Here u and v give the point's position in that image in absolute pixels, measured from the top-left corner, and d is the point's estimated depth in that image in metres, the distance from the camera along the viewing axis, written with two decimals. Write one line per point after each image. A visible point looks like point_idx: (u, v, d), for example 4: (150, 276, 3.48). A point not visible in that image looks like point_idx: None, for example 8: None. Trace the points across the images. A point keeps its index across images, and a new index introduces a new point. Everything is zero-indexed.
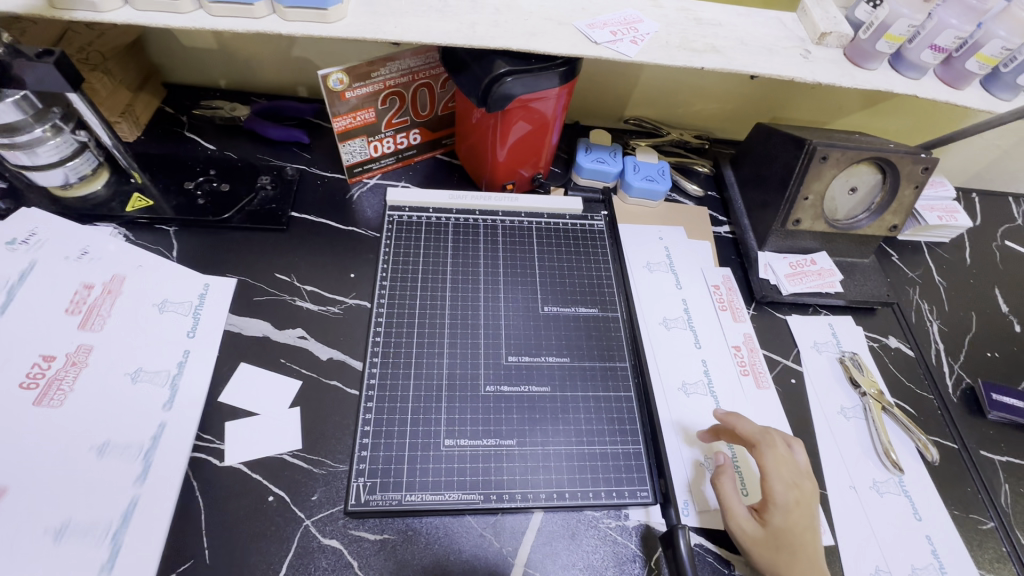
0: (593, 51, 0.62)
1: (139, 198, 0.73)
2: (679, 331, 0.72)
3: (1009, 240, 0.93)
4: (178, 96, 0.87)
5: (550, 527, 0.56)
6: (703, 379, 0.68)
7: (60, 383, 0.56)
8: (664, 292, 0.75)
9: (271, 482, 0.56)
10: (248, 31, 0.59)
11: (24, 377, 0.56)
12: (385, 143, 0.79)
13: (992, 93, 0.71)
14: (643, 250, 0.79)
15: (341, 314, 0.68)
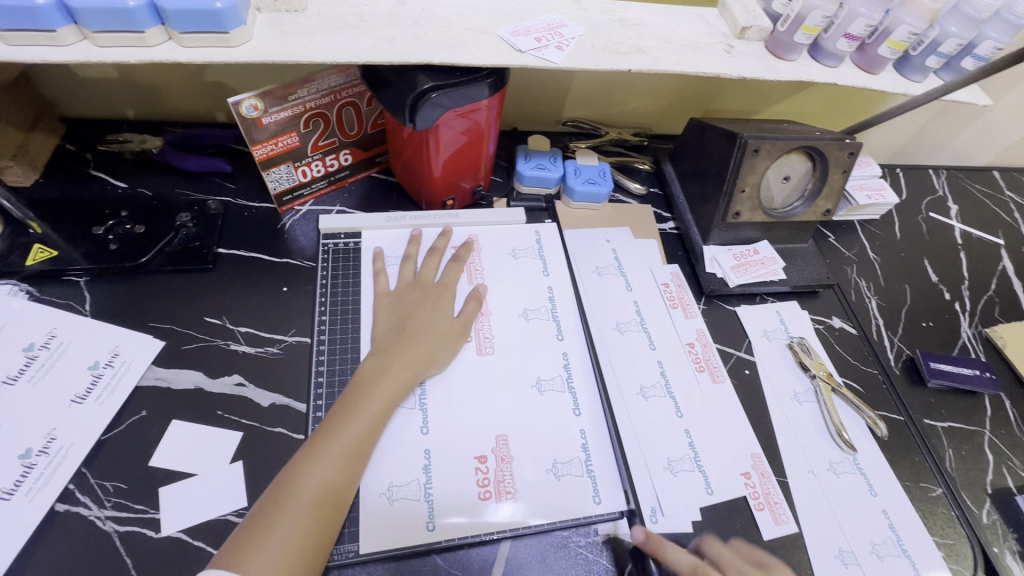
0: (518, 60, 0.61)
1: (41, 249, 0.66)
2: (634, 333, 0.71)
3: (933, 211, 0.98)
4: (81, 131, 0.80)
5: (519, 557, 0.55)
6: (660, 381, 0.68)
7: (484, 332, 0.68)
8: (615, 292, 0.75)
9: (216, 548, 0.52)
10: (142, 61, 0.54)
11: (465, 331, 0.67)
12: (314, 167, 0.75)
13: (904, 75, 0.74)
14: (591, 254, 0.79)
15: (282, 354, 0.64)
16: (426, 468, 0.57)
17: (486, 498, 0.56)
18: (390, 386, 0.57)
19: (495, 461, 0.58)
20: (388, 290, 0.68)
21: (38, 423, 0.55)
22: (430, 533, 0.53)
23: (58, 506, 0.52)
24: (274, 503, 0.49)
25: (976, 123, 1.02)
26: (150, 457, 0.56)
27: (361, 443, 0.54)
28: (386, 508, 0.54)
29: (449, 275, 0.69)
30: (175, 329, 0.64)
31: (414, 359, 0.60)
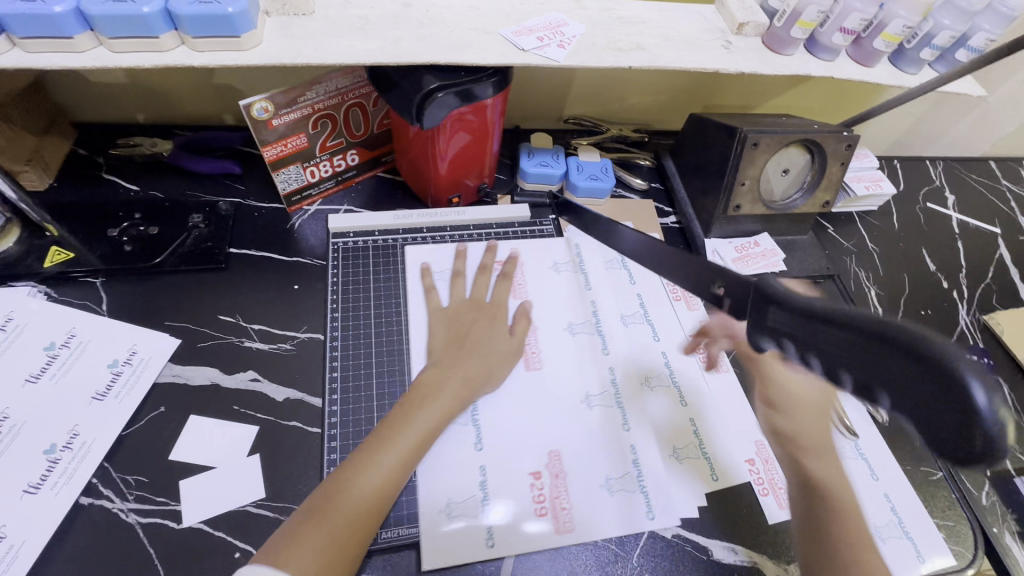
0: (522, 59, 0.62)
1: (58, 251, 0.68)
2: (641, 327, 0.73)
3: (930, 202, 0.99)
4: (92, 136, 0.82)
5: (532, 543, 0.56)
6: (663, 370, 0.69)
7: (532, 350, 0.68)
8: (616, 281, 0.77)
9: (237, 537, 0.53)
10: (156, 66, 0.56)
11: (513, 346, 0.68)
12: (322, 167, 0.76)
13: (900, 68, 0.75)
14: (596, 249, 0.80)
15: (295, 350, 0.66)
16: (482, 483, 0.58)
17: (543, 514, 0.57)
18: (446, 403, 0.59)
19: (549, 477, 0.59)
20: (443, 308, 0.69)
21: (61, 419, 0.56)
22: (490, 550, 0.55)
23: (83, 499, 0.54)
24: (321, 505, 0.50)
25: (972, 113, 1.04)
26: (170, 451, 0.57)
27: (410, 456, 0.55)
28: (444, 525, 0.55)
29: (501, 293, 0.71)
30: (190, 327, 0.66)
31: (471, 376, 0.62)
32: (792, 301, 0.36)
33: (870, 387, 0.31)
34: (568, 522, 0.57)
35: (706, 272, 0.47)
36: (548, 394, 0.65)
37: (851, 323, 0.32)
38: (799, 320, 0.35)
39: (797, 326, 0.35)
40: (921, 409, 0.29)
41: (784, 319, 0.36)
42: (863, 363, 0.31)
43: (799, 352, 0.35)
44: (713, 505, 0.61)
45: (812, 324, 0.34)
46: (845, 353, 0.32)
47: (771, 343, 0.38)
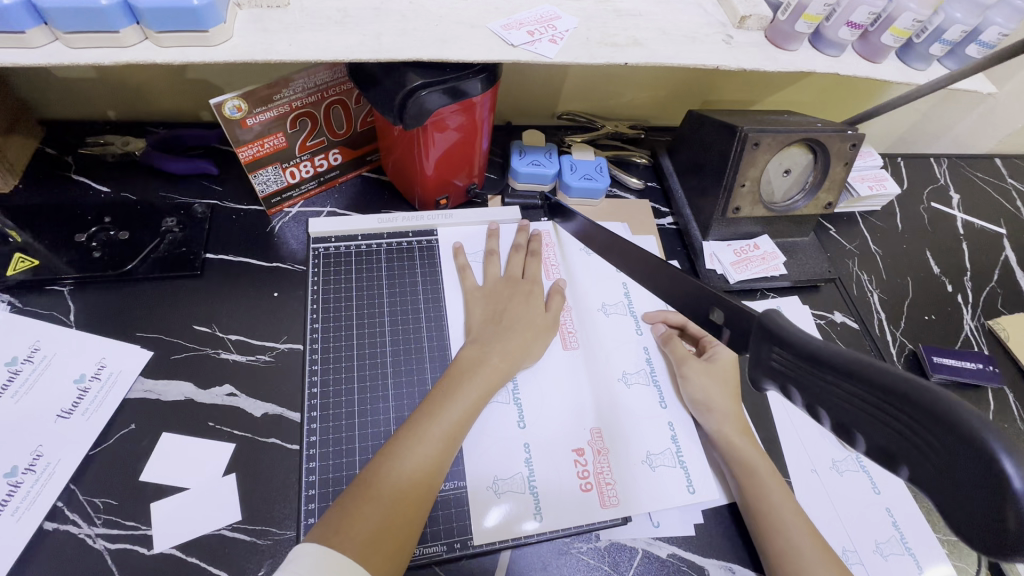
0: (511, 55, 0.59)
1: (21, 258, 0.64)
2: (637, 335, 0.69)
3: (934, 201, 0.96)
4: (61, 134, 0.78)
5: (521, 565, 0.54)
6: (644, 369, 0.66)
7: (569, 328, 0.68)
8: (605, 280, 0.74)
9: (210, 563, 0.51)
10: (117, 63, 0.52)
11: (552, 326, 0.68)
12: (302, 168, 0.73)
13: (908, 64, 0.72)
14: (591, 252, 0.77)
15: (273, 361, 0.63)
16: (527, 461, 0.58)
17: (588, 489, 0.57)
18: (484, 380, 0.58)
19: (592, 454, 0.59)
20: (477, 286, 0.69)
21: (23, 440, 0.53)
22: (540, 525, 0.55)
23: (47, 524, 0.51)
24: (364, 487, 0.49)
25: (977, 109, 1.00)
26: (140, 472, 0.54)
27: (452, 434, 0.54)
28: (494, 501, 0.55)
29: (533, 270, 0.70)
30: (162, 338, 0.63)
31: (509, 354, 0.61)
32: (796, 341, 0.35)
33: (882, 447, 0.30)
34: (613, 498, 0.57)
35: (707, 301, 0.48)
36: (540, 407, 0.61)
37: (859, 373, 0.31)
38: (803, 364, 0.34)
39: (801, 369, 0.35)
40: (936, 475, 0.27)
41: (789, 362, 0.36)
42: (872, 418, 0.31)
43: (805, 401, 0.34)
44: (709, 521, 0.58)
45: (815, 368, 0.34)
46: (854, 405, 0.31)
47: (775, 385, 0.37)
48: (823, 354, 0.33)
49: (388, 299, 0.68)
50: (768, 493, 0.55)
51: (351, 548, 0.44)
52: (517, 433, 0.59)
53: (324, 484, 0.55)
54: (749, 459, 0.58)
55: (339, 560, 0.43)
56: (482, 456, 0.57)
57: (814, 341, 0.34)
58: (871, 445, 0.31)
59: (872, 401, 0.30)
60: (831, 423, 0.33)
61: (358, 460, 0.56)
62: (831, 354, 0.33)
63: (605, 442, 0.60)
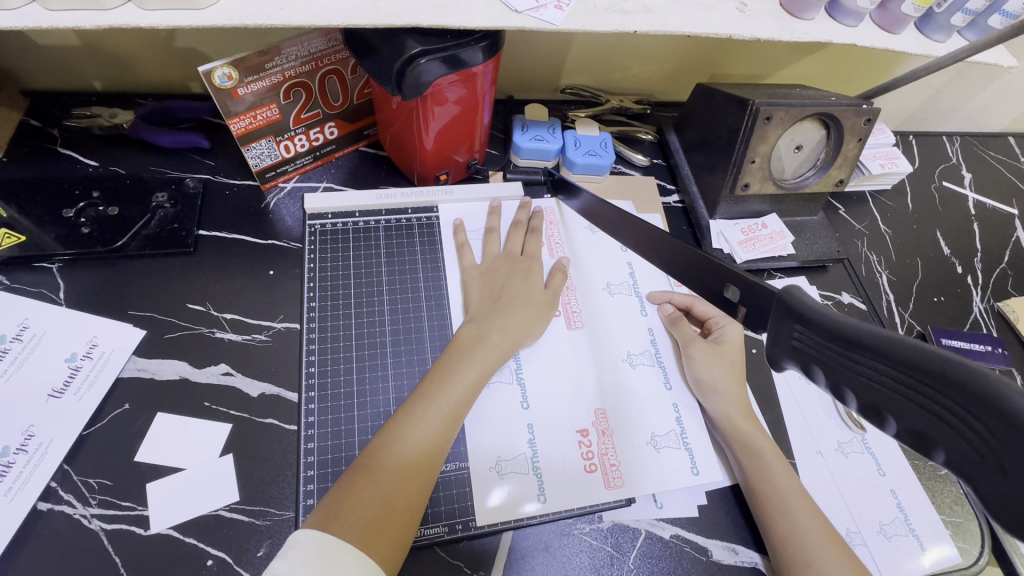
0: (515, 21, 0.56)
1: (7, 234, 0.62)
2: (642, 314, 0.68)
3: (946, 180, 0.94)
4: (44, 105, 0.75)
5: (524, 545, 0.53)
6: (649, 349, 0.65)
7: (572, 307, 0.67)
8: (609, 259, 0.72)
9: (208, 544, 0.50)
10: (98, 26, 0.49)
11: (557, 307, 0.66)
12: (297, 142, 0.70)
13: (927, 35, 0.69)
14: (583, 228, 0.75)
15: (270, 341, 0.61)
16: (531, 442, 0.57)
17: (592, 471, 0.56)
18: (485, 358, 0.57)
19: (597, 435, 0.58)
20: (476, 264, 0.67)
21: (15, 419, 0.52)
22: (544, 506, 0.54)
23: (41, 505, 0.50)
24: (365, 468, 0.48)
25: (993, 85, 0.97)
26: (136, 452, 0.53)
27: (452, 415, 0.52)
28: (498, 483, 0.55)
29: (533, 248, 0.68)
30: (155, 317, 0.61)
31: (511, 332, 0.60)
32: (821, 320, 0.34)
33: (917, 431, 0.29)
34: (618, 479, 0.56)
35: (721, 275, 0.46)
36: (545, 387, 0.60)
37: (894, 355, 0.29)
38: (828, 344, 0.33)
39: (826, 350, 0.33)
40: (978, 463, 0.26)
41: (811, 341, 0.34)
42: (906, 401, 0.29)
43: (830, 383, 0.33)
44: (713, 502, 0.58)
45: (843, 348, 0.32)
46: (886, 387, 0.30)
47: (796, 365, 0.36)
48: (853, 334, 0.32)
49: (385, 277, 0.66)
50: (774, 475, 0.55)
51: (351, 534, 0.44)
52: (520, 413, 0.58)
53: (324, 466, 0.54)
54: (752, 441, 0.57)
55: (338, 547, 0.43)
56: (486, 437, 0.57)
57: (840, 319, 0.33)
58: (904, 429, 0.30)
59: (905, 382, 0.29)
60: (860, 405, 0.32)
61: (357, 441, 0.55)
62: (862, 335, 0.31)
63: (608, 424, 0.59)
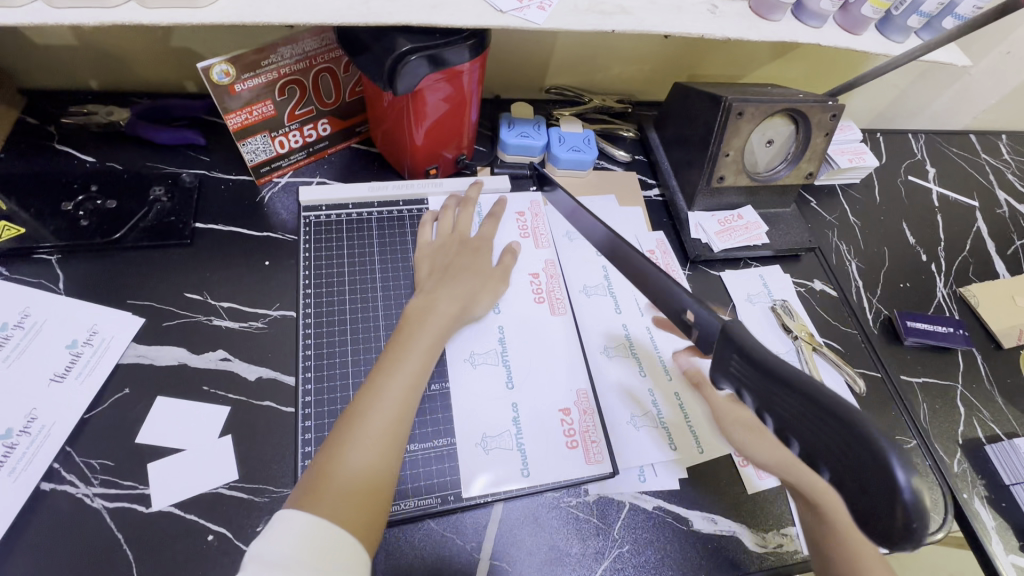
0: (500, 21, 0.59)
1: (7, 226, 0.64)
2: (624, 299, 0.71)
3: (911, 174, 0.99)
4: (41, 104, 0.76)
5: (511, 518, 0.56)
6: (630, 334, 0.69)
7: (555, 293, 0.69)
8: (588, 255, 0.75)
9: (208, 519, 0.52)
10: (102, 23, 0.51)
11: (534, 292, 0.69)
12: (291, 137, 0.73)
13: (887, 36, 0.74)
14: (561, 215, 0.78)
15: (266, 328, 0.63)
16: (515, 421, 0.60)
17: (574, 446, 0.59)
18: (430, 333, 0.58)
19: (578, 413, 0.61)
20: (431, 242, 0.69)
21: (17, 402, 0.54)
22: (527, 479, 0.57)
23: (44, 485, 0.51)
24: (333, 448, 0.49)
25: (954, 86, 1.03)
26: (136, 433, 0.55)
27: (409, 388, 0.54)
28: (483, 458, 0.57)
29: (487, 231, 0.71)
30: (154, 306, 0.63)
31: (458, 299, 0.62)
32: (754, 357, 0.40)
33: (811, 452, 0.37)
34: (598, 454, 0.59)
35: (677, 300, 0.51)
36: (523, 367, 0.63)
37: (804, 394, 0.36)
38: (754, 374, 0.40)
39: (753, 379, 0.40)
40: (850, 480, 0.35)
41: (745, 370, 0.41)
42: (806, 430, 0.37)
43: (755, 406, 0.41)
44: (693, 476, 0.61)
45: (766, 381, 0.39)
46: (795, 418, 0.37)
47: (731, 386, 0.43)
48: (777, 371, 0.38)
49: (378, 267, 0.69)
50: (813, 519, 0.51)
51: (327, 513, 0.46)
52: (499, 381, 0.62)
53: (320, 443, 0.56)
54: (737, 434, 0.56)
55: (320, 526, 0.45)
56: (474, 416, 0.59)
57: (766, 355, 0.39)
58: (803, 449, 0.38)
59: (809, 414, 0.36)
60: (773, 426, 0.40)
61: None
62: (781, 372, 0.38)
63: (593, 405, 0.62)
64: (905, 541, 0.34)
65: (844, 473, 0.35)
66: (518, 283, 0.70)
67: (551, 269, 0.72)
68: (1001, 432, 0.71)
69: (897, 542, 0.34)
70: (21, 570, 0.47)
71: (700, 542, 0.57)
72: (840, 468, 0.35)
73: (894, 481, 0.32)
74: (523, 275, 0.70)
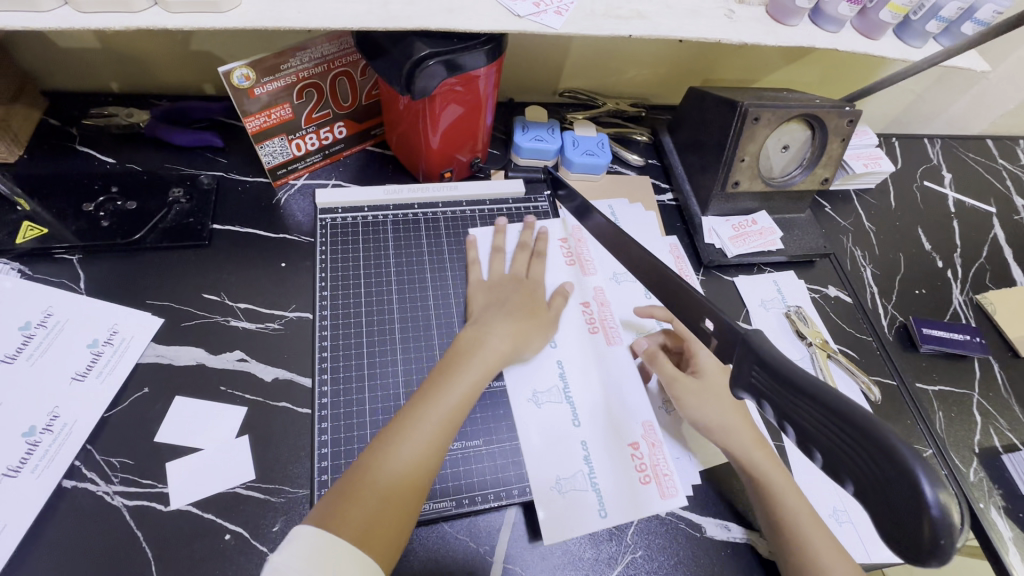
0: (517, 25, 0.59)
1: (30, 226, 0.65)
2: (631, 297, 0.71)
3: (927, 180, 0.98)
4: (63, 105, 0.78)
5: (525, 523, 0.56)
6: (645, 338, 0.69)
7: (608, 322, 0.69)
8: (603, 260, 0.75)
9: (226, 519, 0.52)
10: (126, 28, 0.52)
11: (587, 323, 0.68)
12: (308, 140, 0.73)
13: (904, 41, 0.73)
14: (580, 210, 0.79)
15: (283, 329, 0.64)
16: (587, 459, 0.58)
17: (646, 482, 0.57)
18: (483, 366, 0.58)
19: (647, 447, 0.60)
20: (480, 280, 0.68)
21: (40, 400, 0.54)
22: (604, 521, 0.55)
23: (65, 482, 0.52)
24: (368, 465, 0.49)
25: (971, 91, 1.02)
26: (155, 432, 0.56)
27: (453, 418, 0.53)
28: (558, 500, 0.56)
29: (538, 271, 0.69)
30: (172, 306, 0.64)
31: (511, 340, 0.61)
32: (775, 366, 0.41)
33: (833, 463, 0.37)
34: (672, 489, 0.57)
35: (696, 309, 0.52)
36: (584, 400, 0.62)
37: (823, 402, 0.37)
38: (775, 384, 0.41)
39: (774, 389, 0.41)
40: (871, 491, 0.35)
41: (766, 380, 0.42)
42: (828, 440, 0.37)
43: (776, 415, 0.41)
44: (707, 482, 0.60)
45: (787, 391, 0.40)
46: (816, 428, 0.38)
47: (752, 396, 0.44)
48: (796, 381, 0.39)
49: (393, 269, 0.69)
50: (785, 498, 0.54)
51: (355, 533, 0.45)
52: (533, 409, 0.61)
53: (336, 445, 0.56)
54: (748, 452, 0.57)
55: (345, 546, 0.44)
56: (536, 443, 0.59)
57: (787, 366, 0.40)
58: (826, 461, 0.38)
59: (830, 423, 0.37)
60: (795, 437, 0.40)
61: (368, 422, 0.58)
62: (802, 382, 0.39)
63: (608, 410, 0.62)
64: (932, 558, 0.34)
65: (867, 484, 0.35)
66: (574, 316, 0.69)
67: (600, 297, 0.71)
68: (1019, 442, 0.70)
69: (923, 557, 0.34)
70: (45, 566, 0.48)
71: (713, 548, 0.57)
72: (863, 480, 0.35)
73: (919, 491, 0.32)
74: (574, 305, 0.69)
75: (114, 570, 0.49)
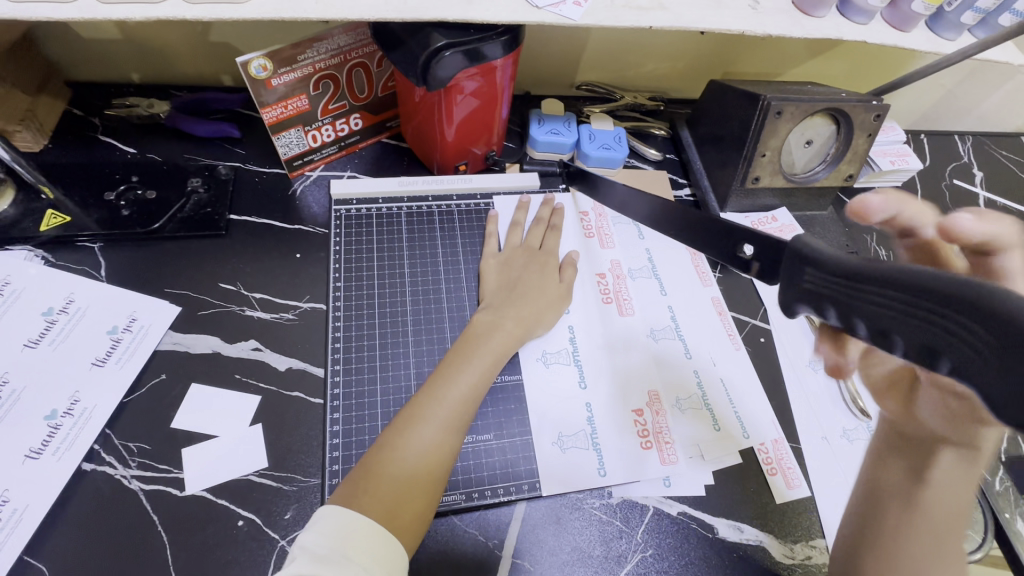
0: (536, 16, 0.58)
1: (54, 215, 0.66)
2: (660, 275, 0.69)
3: (957, 179, 0.95)
4: (86, 95, 0.79)
5: (534, 518, 0.56)
6: (670, 324, 0.69)
7: (623, 293, 0.70)
8: (630, 245, 0.75)
9: (239, 505, 0.53)
10: (147, 18, 0.53)
11: (601, 293, 0.70)
12: (324, 132, 0.73)
13: (937, 34, 0.70)
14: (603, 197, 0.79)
15: (296, 319, 0.64)
16: (589, 420, 0.60)
17: (648, 446, 0.59)
18: (497, 343, 0.60)
19: (651, 414, 0.61)
20: (496, 253, 0.70)
21: (63, 383, 0.56)
22: (605, 478, 0.57)
23: (85, 465, 0.53)
24: (385, 447, 0.51)
25: (1006, 86, 0.98)
26: (172, 419, 0.57)
27: (469, 398, 0.55)
28: (560, 456, 0.58)
29: (552, 244, 0.71)
30: (189, 294, 0.64)
31: (522, 319, 0.62)
32: (829, 262, 0.39)
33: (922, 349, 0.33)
34: (672, 456, 0.59)
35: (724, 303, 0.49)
36: (594, 367, 0.64)
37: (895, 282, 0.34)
38: (836, 279, 0.38)
39: (834, 283, 0.38)
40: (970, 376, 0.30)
41: (821, 279, 0.39)
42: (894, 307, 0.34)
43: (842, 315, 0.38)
44: (720, 483, 0.59)
45: (849, 283, 0.37)
46: (891, 308, 0.34)
47: (810, 307, 0.41)
48: (859, 272, 0.36)
49: (406, 263, 0.69)
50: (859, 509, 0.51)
51: (374, 510, 0.47)
52: (541, 368, 0.63)
53: (348, 436, 0.57)
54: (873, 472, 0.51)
55: (362, 522, 0.46)
56: (547, 417, 0.60)
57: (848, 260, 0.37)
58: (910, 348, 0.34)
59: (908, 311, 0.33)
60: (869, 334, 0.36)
61: (380, 413, 0.58)
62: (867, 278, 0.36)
63: (619, 405, 0.62)
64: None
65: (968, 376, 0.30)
66: (587, 284, 0.70)
67: (616, 270, 0.72)
68: None
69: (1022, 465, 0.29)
70: (68, 543, 0.50)
71: (724, 550, 0.56)
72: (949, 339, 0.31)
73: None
74: (591, 276, 0.71)
75: (131, 551, 0.50)
